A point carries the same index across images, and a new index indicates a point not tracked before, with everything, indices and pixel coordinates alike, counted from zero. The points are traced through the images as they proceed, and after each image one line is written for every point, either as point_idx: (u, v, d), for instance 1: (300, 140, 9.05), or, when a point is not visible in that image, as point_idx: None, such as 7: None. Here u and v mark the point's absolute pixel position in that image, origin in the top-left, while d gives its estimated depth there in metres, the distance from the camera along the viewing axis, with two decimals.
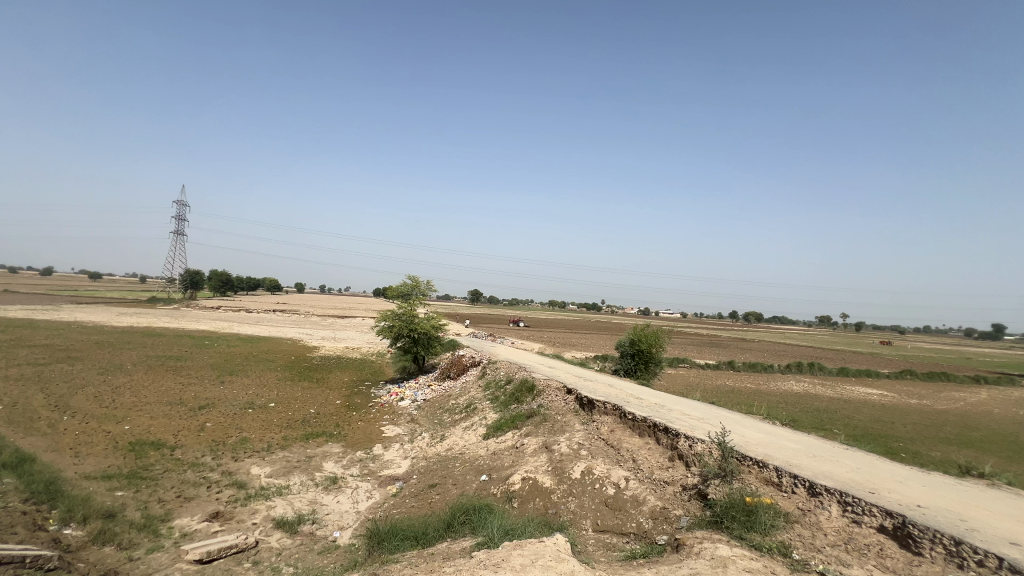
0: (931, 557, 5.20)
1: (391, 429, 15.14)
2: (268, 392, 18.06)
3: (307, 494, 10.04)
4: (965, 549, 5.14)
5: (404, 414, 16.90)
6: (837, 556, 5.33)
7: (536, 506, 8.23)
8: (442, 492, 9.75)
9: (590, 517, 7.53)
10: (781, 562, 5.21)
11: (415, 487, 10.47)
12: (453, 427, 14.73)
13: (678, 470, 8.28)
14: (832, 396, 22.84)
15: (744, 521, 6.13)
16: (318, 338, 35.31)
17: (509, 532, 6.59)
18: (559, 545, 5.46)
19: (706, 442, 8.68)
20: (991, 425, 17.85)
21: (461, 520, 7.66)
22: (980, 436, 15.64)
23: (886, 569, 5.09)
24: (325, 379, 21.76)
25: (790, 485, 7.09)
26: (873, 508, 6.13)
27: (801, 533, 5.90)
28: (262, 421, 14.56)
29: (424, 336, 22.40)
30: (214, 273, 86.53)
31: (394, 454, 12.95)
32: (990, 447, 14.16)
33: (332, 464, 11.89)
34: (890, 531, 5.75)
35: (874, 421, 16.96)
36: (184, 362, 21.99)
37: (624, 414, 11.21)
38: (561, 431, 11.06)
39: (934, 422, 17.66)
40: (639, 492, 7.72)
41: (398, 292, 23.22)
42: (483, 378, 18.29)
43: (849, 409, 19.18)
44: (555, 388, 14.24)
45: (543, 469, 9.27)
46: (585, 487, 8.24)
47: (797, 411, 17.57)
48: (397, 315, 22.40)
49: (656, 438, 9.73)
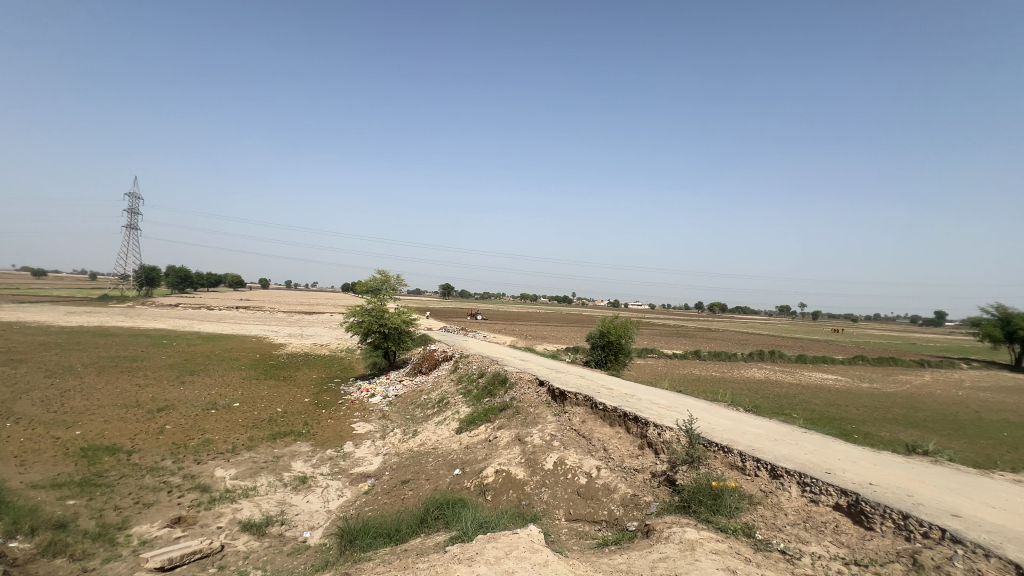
0: (882, 531, 5.53)
1: (362, 426, 14.92)
2: (232, 392, 17.45)
3: (276, 495, 9.80)
4: (912, 522, 5.49)
5: (376, 411, 16.69)
6: (796, 534, 5.60)
7: (509, 497, 8.30)
8: (415, 488, 9.69)
9: (562, 506, 7.65)
10: (745, 542, 5.42)
11: (387, 484, 10.32)
12: (425, 422, 14.59)
13: (647, 458, 8.50)
14: (791, 382, 23.96)
15: (710, 505, 6.36)
16: (284, 335, 34.28)
17: (483, 525, 6.62)
18: (533, 536, 5.50)
19: (674, 430, 8.92)
20: (933, 406, 19.05)
21: (435, 515, 7.63)
22: (924, 417, 16.68)
23: (841, 545, 5.37)
24: (292, 377, 21.16)
25: (753, 468, 7.39)
26: (829, 487, 6.44)
27: (763, 514, 6.16)
28: (226, 421, 14.08)
29: (394, 331, 22.14)
30: (172, 269, 82.99)
31: (366, 452, 12.74)
32: (933, 427, 15.12)
33: (301, 464, 11.62)
34: (844, 509, 6.06)
35: (830, 405, 17.82)
36: (140, 362, 21.01)
37: (595, 404, 11.38)
38: (534, 423, 11.15)
39: (883, 405, 18.76)
40: (610, 480, 7.88)
41: (367, 287, 22.77)
42: (455, 373, 18.24)
43: (807, 394, 20.16)
44: (528, 380, 14.35)
45: (516, 461, 9.34)
46: (558, 477, 8.35)
47: (759, 397, 18.33)
48: (366, 310, 21.95)
49: (627, 427, 9.93)
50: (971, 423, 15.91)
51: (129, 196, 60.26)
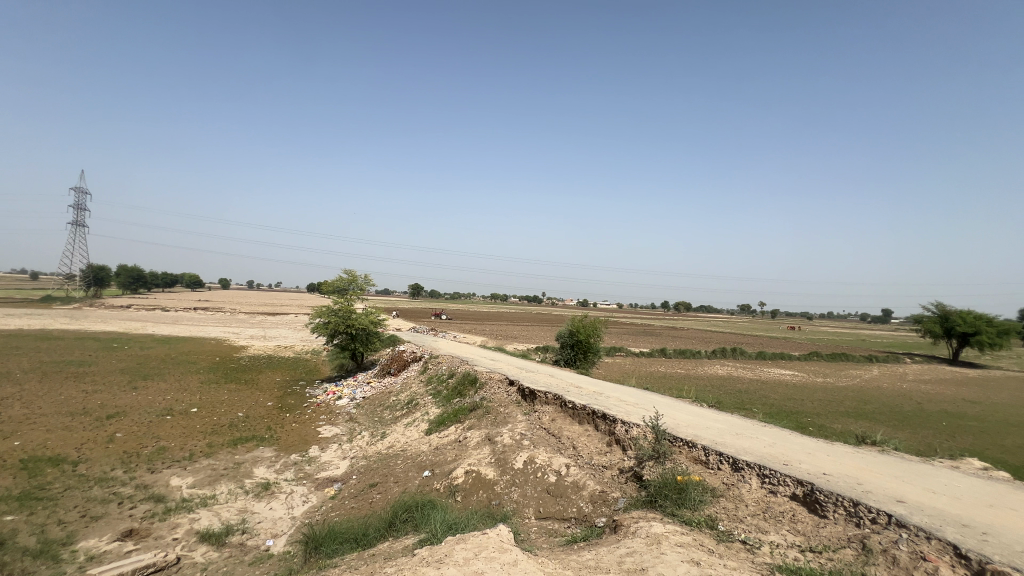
0: (835, 518, 5.81)
1: (328, 429, 14.55)
2: (189, 397, 16.68)
3: (236, 503, 9.43)
4: (862, 509, 5.78)
5: (342, 413, 16.29)
6: (756, 524, 5.82)
7: (479, 498, 8.26)
8: (383, 491, 9.53)
9: (531, 505, 7.69)
10: (708, 534, 5.59)
11: (355, 488, 10.10)
12: (394, 424, 14.37)
13: (615, 454, 8.65)
14: (751, 378, 24.91)
15: (676, 499, 6.51)
16: (245, 337, 33.11)
17: (452, 527, 6.56)
18: (502, 536, 5.49)
19: (641, 427, 9.10)
20: (880, 399, 20.21)
21: (403, 518, 7.52)
22: (873, 408, 17.67)
23: (798, 533, 5.61)
24: (254, 381, 20.43)
25: (716, 462, 7.62)
26: (787, 478, 6.71)
27: (725, 506, 6.37)
28: (183, 428, 13.45)
29: (362, 331, 21.69)
30: (122, 269, 78.75)
31: (332, 456, 12.42)
32: (881, 418, 16.03)
33: (263, 470, 11.23)
34: (800, 498, 6.34)
35: (788, 399, 18.63)
36: (88, 367, 19.82)
37: (565, 403, 11.47)
38: (504, 423, 11.16)
39: (836, 398, 19.73)
40: (579, 478, 7.96)
41: (333, 287, 22.23)
42: (425, 373, 18.02)
43: (766, 389, 20.99)
44: (498, 380, 14.32)
45: (486, 461, 9.31)
46: (527, 476, 8.39)
47: (722, 393, 18.96)
48: (333, 311, 21.42)
49: (595, 425, 10.06)
50: (914, 414, 16.97)
51: (74, 189, 56.77)
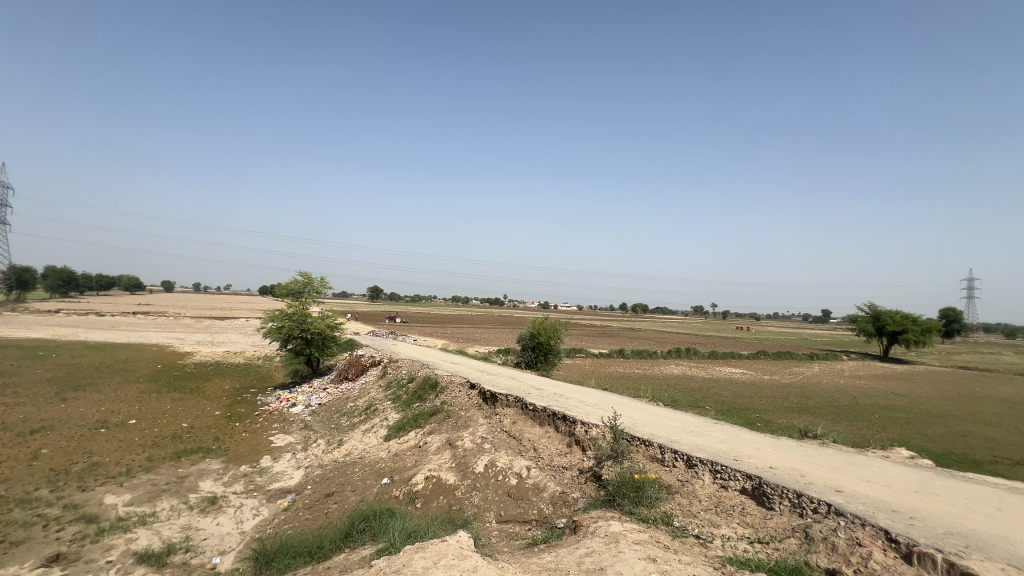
0: (780, 509, 6.10)
1: (281, 438, 13.95)
2: (126, 408, 15.56)
3: (179, 520, 8.86)
4: (805, 500, 6.10)
5: (296, 421, 15.66)
6: (709, 519, 6.04)
7: (440, 504, 8.15)
8: (339, 501, 9.23)
9: (492, 509, 7.66)
10: (664, 530, 5.75)
11: (310, 498, 9.73)
12: (351, 431, 13.95)
13: (575, 455, 8.74)
14: (704, 376, 25.96)
15: (633, 496, 6.66)
16: (190, 343, 31.26)
17: (412, 535, 6.43)
18: (462, 542, 5.43)
19: (600, 427, 9.24)
20: (820, 394, 21.49)
21: (361, 528, 7.30)
22: (814, 404, 18.77)
23: (747, 525, 5.86)
24: (200, 389, 19.32)
25: (671, 459, 7.86)
26: (737, 473, 7.00)
27: (680, 502, 6.57)
28: (120, 441, 12.54)
29: (318, 336, 20.98)
30: (51, 270, 72.82)
31: (286, 465, 11.91)
32: (822, 412, 17.03)
33: (210, 483, 10.61)
34: (749, 492, 6.62)
35: (737, 397, 19.53)
36: (8, 378, 18.14)
37: (525, 405, 11.51)
38: (465, 426, 11.07)
39: (782, 394, 20.86)
40: (540, 480, 8.00)
41: (287, 290, 21.39)
42: (384, 378, 17.60)
43: (718, 387, 21.92)
44: (459, 384, 14.18)
45: (446, 466, 9.21)
46: (488, 480, 8.35)
47: (677, 392, 19.62)
48: (286, 315, 20.59)
49: (556, 426, 10.15)
50: (850, 408, 18.16)
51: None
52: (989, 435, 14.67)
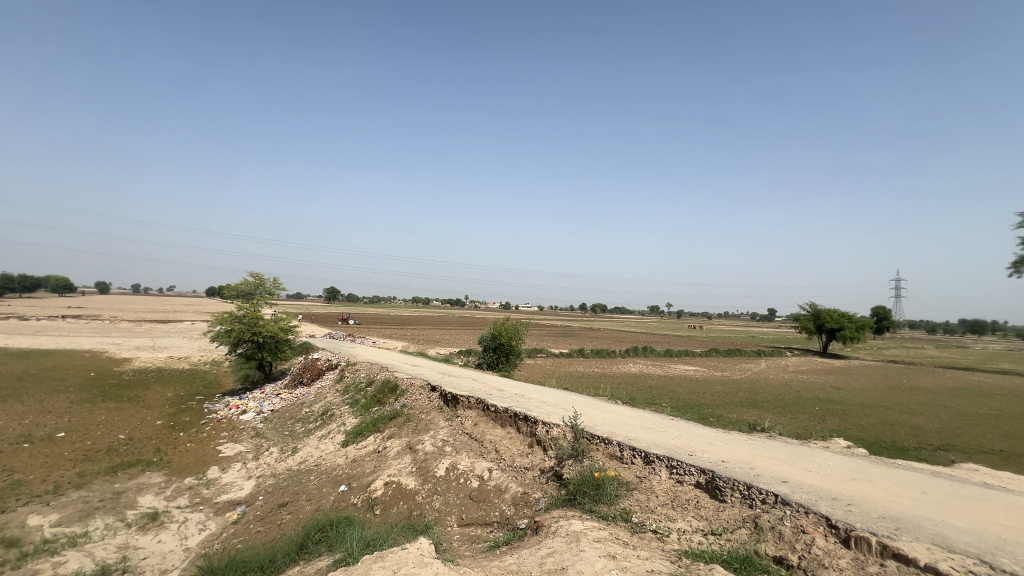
0: (732, 501, 6.37)
1: (230, 448, 13.26)
2: (55, 420, 14.35)
3: (115, 539, 8.24)
4: (754, 491, 6.38)
5: (247, 429, 14.93)
6: (666, 513, 6.23)
7: (400, 509, 7.99)
8: (294, 511, 8.88)
9: (454, 513, 7.57)
10: (623, 527, 5.88)
11: (261, 510, 9.28)
12: (306, 438, 13.46)
13: (536, 455, 8.80)
14: (660, 374, 26.82)
15: (593, 495, 6.77)
16: (128, 348, 29.24)
17: (370, 544, 6.26)
18: (423, 549, 5.33)
19: (561, 426, 9.34)
20: (767, 389, 22.66)
21: (316, 538, 7.04)
22: (761, 398, 19.76)
23: (701, 518, 6.09)
24: (139, 397, 18.09)
25: (630, 456, 8.05)
26: (691, 468, 7.25)
27: (638, 498, 6.74)
28: (47, 457, 11.55)
29: (270, 339, 20.12)
30: None
31: (235, 476, 11.32)
32: (769, 407, 17.95)
33: (150, 498, 9.93)
34: (703, 485, 6.88)
35: (691, 393, 20.30)
36: None
37: (487, 406, 11.47)
38: (425, 430, 10.91)
39: (732, 390, 21.83)
40: (501, 481, 8.00)
41: (237, 291, 20.36)
42: (341, 382, 17.07)
43: (673, 384, 22.70)
44: (419, 387, 13.96)
45: (407, 471, 9.04)
46: (450, 483, 8.27)
47: (635, 390, 20.16)
48: (236, 317, 19.60)
49: (517, 427, 10.17)
50: (793, 401, 19.26)
51: None
52: (914, 423, 15.94)
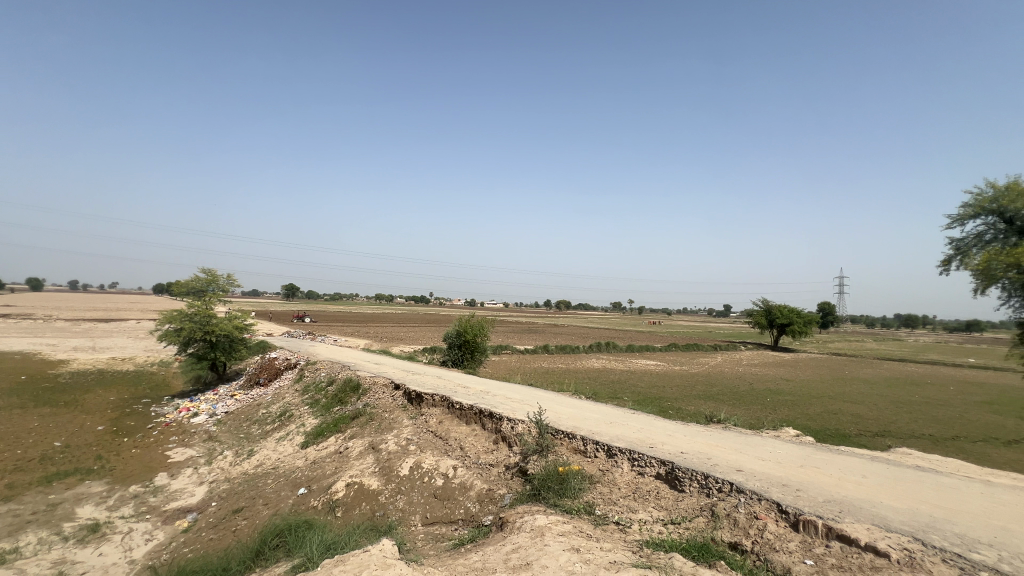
0: (690, 491, 6.59)
1: (180, 452, 12.60)
2: None
3: (50, 554, 7.66)
4: (711, 480, 6.61)
5: (198, 432, 14.22)
6: (627, 505, 6.37)
7: (362, 511, 7.82)
8: (250, 516, 8.53)
9: (418, 512, 7.48)
10: (587, 519, 5.97)
11: (214, 516, 8.87)
12: (263, 440, 12.96)
13: (501, 451, 8.81)
14: (622, 369, 27.43)
15: (558, 489, 6.85)
16: (65, 349, 27.28)
17: (331, 548, 6.09)
18: (386, 550, 5.22)
19: (526, 422, 9.39)
20: (723, 382, 23.59)
21: (274, 544, 6.79)
22: (717, 391, 20.57)
23: (661, 508, 6.26)
24: (78, 401, 16.89)
25: (593, 450, 8.18)
26: (652, 460, 7.44)
27: (601, 491, 6.87)
28: None
29: (224, 338, 19.22)
30: None
31: (185, 482, 10.76)
32: (725, 398, 18.68)
33: (90, 509, 9.30)
34: (663, 476, 7.08)
35: (652, 387, 20.90)
36: None
37: (452, 404, 11.38)
38: (388, 429, 10.72)
39: (690, 383, 22.59)
40: (466, 478, 7.97)
41: (187, 288, 19.34)
42: (300, 382, 16.53)
43: (635, 379, 23.29)
44: (382, 385, 13.69)
45: (369, 471, 8.86)
46: (414, 482, 8.16)
47: (598, 385, 20.54)
48: (187, 316, 18.60)
49: (482, 424, 10.14)
50: (747, 393, 20.16)
51: None
52: (855, 411, 17.02)
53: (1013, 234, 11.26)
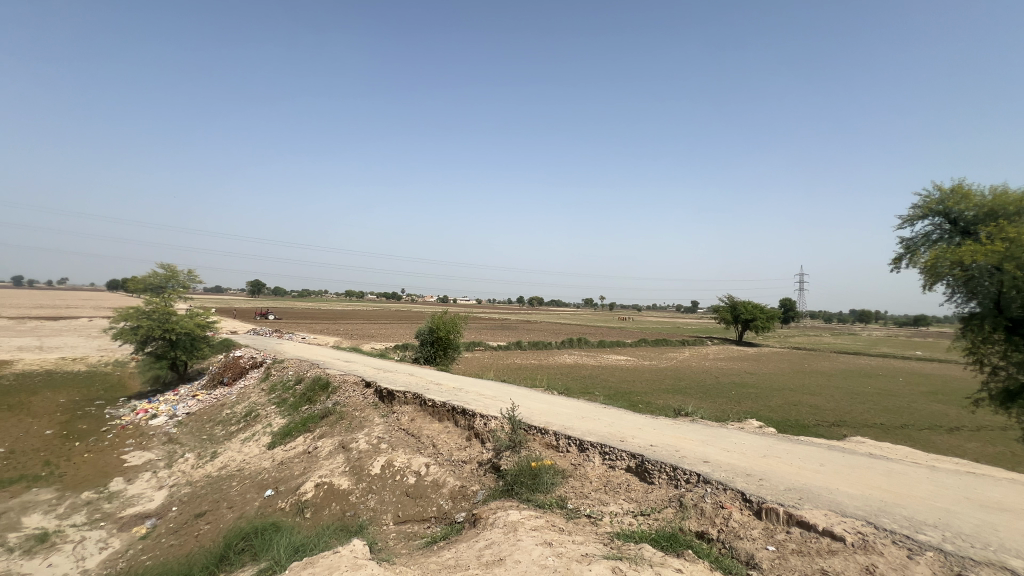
0: (659, 483, 6.75)
1: (137, 456, 12.05)
2: None
3: None
4: (679, 472, 6.78)
5: (157, 435, 13.62)
6: (599, 498, 6.48)
7: (332, 511, 7.67)
8: (213, 520, 8.25)
9: (390, 511, 7.40)
10: (559, 513, 6.04)
11: (175, 521, 8.53)
12: (227, 441, 12.53)
13: (474, 448, 8.79)
14: (593, 364, 27.84)
15: (530, 484, 6.89)
16: (9, 348, 25.67)
17: (300, 550, 5.95)
18: (356, 551, 5.14)
19: (499, 419, 9.40)
20: (690, 376, 24.26)
21: (239, 549, 6.58)
22: (685, 384, 21.15)
23: (632, 500, 6.39)
24: (24, 404, 15.93)
25: (565, 445, 8.27)
26: (622, 453, 7.58)
27: (573, 485, 6.96)
28: None
29: (185, 337, 18.48)
30: None
31: (143, 487, 10.31)
32: (692, 392, 19.19)
33: (38, 518, 8.79)
34: (633, 469, 7.22)
35: (623, 381, 21.30)
36: None
37: (424, 401, 11.28)
38: (359, 428, 10.54)
39: (659, 378, 23.13)
40: (438, 476, 7.92)
41: (144, 284, 18.45)
42: (266, 381, 16.05)
43: (606, 374, 23.68)
44: (352, 383, 13.43)
45: (339, 471, 8.70)
46: (385, 481, 8.06)
47: (570, 380, 20.77)
48: (144, 313, 17.77)
49: (455, 421, 10.09)
50: (713, 386, 20.81)
51: None
52: (813, 403, 17.81)
53: (957, 234, 11.97)
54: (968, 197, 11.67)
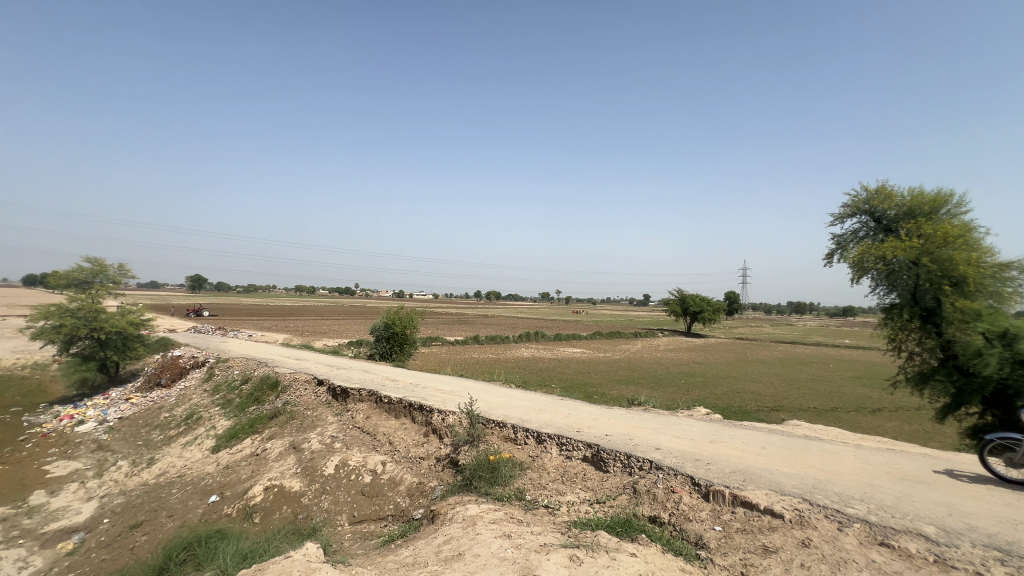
0: (614, 471, 6.95)
1: (61, 466, 11.08)
2: None
3: None
4: (633, 460, 7.01)
5: (86, 442, 12.60)
6: (556, 488, 6.59)
7: (283, 515, 7.38)
8: (151, 530, 7.74)
9: (345, 511, 7.21)
10: (518, 505, 6.10)
11: (107, 535, 7.93)
12: (166, 446, 11.78)
13: (432, 444, 8.71)
14: (549, 357, 28.22)
15: (489, 477, 6.91)
16: None
17: (249, 557, 5.69)
18: (309, 554, 4.97)
19: (456, 414, 9.34)
20: (642, 366, 25.11)
21: (180, 559, 6.19)
22: (638, 375, 21.87)
23: (588, 489, 6.55)
24: None
25: (523, 437, 8.35)
26: (579, 444, 7.73)
27: (531, 477, 7.04)
28: None
29: (116, 336, 17.16)
30: None
31: (70, 499, 9.51)
32: (644, 382, 19.85)
33: None
34: (589, 458, 7.39)
35: (578, 374, 21.74)
36: None
37: (380, 398, 11.02)
38: (311, 427, 10.20)
39: (613, 369, 23.80)
40: (395, 473, 7.79)
41: (67, 279, 16.95)
42: (209, 382, 15.18)
43: (562, 366, 24.14)
44: (304, 381, 12.95)
45: (291, 472, 8.38)
46: (340, 481, 7.84)
47: (527, 374, 20.98)
48: (68, 311, 16.33)
49: (411, 417, 9.96)
50: (663, 376, 21.65)
51: None
52: (755, 389, 18.91)
53: (881, 232, 13.00)
54: (891, 197, 12.67)
